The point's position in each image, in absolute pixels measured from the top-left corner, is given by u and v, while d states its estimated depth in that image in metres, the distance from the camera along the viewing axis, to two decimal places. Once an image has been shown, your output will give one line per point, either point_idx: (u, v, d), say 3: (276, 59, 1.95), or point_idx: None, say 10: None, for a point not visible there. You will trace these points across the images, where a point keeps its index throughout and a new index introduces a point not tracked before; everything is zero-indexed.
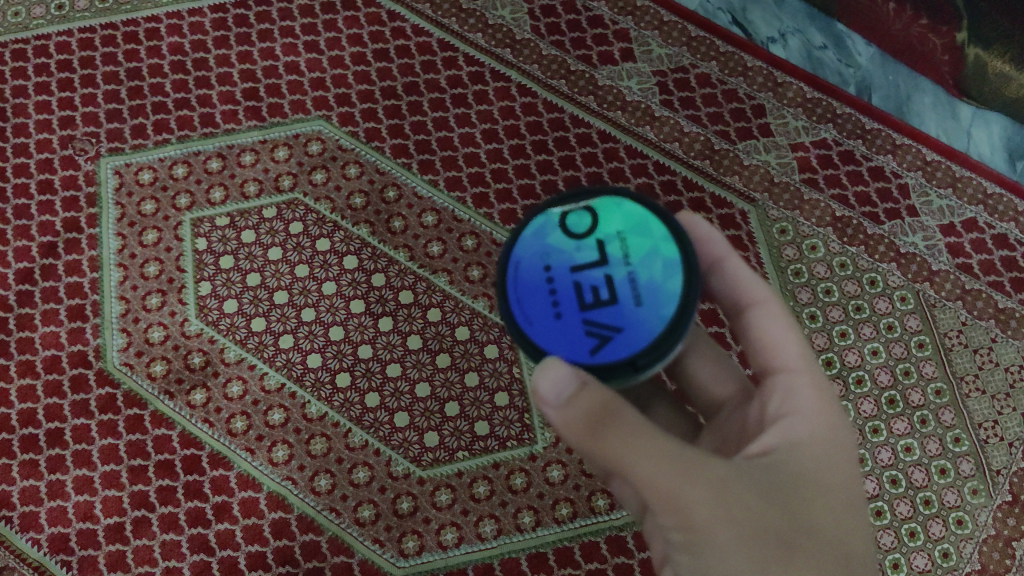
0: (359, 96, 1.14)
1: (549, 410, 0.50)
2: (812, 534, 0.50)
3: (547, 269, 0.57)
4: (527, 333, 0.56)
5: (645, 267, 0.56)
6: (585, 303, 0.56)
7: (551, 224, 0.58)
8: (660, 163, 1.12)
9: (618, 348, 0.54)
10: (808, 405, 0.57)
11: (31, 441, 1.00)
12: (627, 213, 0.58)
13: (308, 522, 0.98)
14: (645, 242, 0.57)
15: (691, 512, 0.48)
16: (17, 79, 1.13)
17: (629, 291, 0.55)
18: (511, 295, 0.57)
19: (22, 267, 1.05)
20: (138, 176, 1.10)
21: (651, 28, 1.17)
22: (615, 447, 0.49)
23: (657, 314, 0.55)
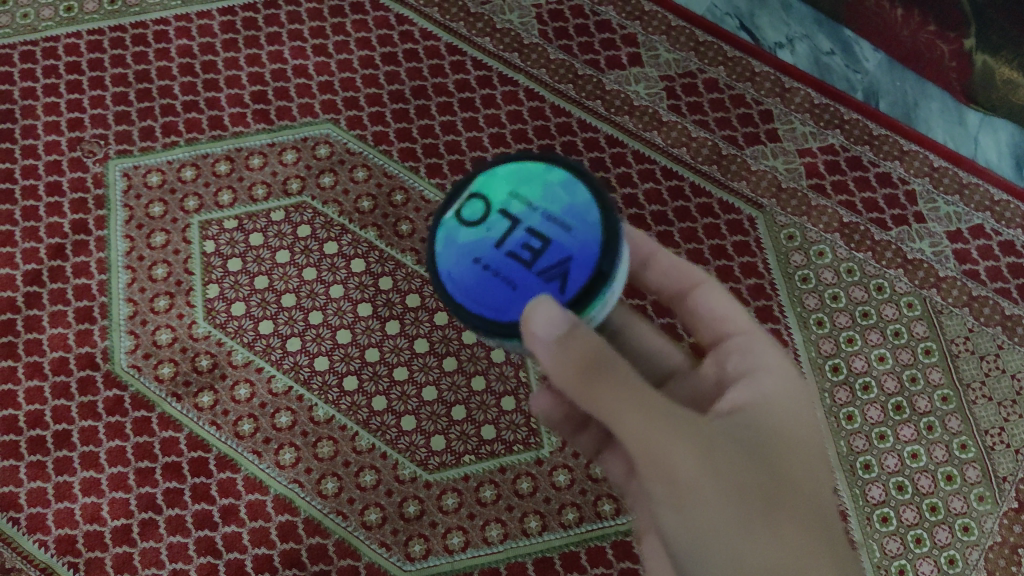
0: (367, 99, 1.14)
1: (536, 348, 0.49)
2: (793, 483, 0.52)
3: (478, 263, 0.53)
4: (504, 323, 0.52)
5: (551, 200, 0.54)
6: (528, 262, 0.52)
7: (450, 227, 0.55)
8: (667, 168, 1.12)
9: (581, 273, 0.52)
10: (775, 365, 0.59)
11: (39, 443, 1.00)
12: (504, 173, 0.55)
13: (314, 525, 0.98)
14: (536, 182, 0.54)
15: (676, 469, 0.49)
16: (26, 81, 1.14)
17: (556, 226, 0.53)
18: (471, 307, 0.53)
19: (30, 268, 1.06)
20: (146, 178, 1.10)
21: (658, 33, 1.18)
22: (609, 403, 0.49)
23: (589, 225, 0.53)
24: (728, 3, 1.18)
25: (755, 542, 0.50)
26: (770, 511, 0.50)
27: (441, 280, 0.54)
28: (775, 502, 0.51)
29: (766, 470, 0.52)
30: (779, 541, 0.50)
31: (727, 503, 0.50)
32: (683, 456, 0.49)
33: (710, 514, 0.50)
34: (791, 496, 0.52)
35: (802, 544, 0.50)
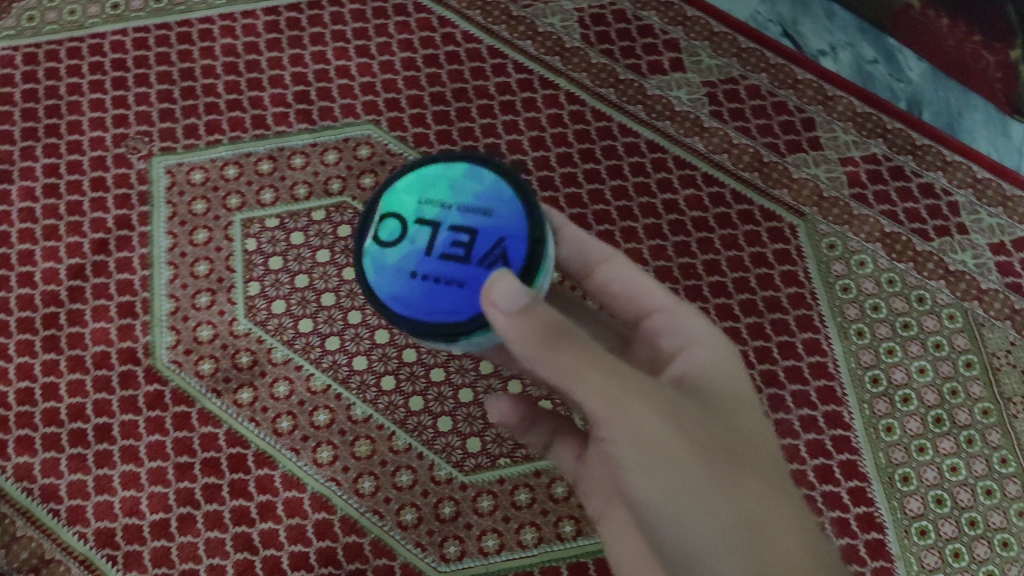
0: (409, 101, 1.15)
1: (500, 325, 0.53)
2: (731, 436, 0.60)
3: (417, 275, 0.59)
4: (465, 318, 0.58)
5: (462, 194, 0.60)
6: (463, 256, 0.58)
7: (377, 252, 0.60)
8: (708, 174, 1.12)
9: (516, 245, 0.58)
10: (700, 332, 0.67)
11: (79, 436, 1.00)
12: (408, 188, 0.61)
13: (351, 523, 0.99)
14: (442, 183, 0.61)
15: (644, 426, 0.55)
16: (72, 76, 1.15)
17: (477, 215, 0.59)
18: (425, 317, 0.58)
19: (73, 263, 1.07)
20: (189, 175, 1.11)
21: (701, 38, 1.17)
22: (575, 369, 0.53)
23: (505, 202, 0.59)
24: (771, 10, 1.18)
25: (722, 494, 0.56)
26: (729, 467, 0.57)
27: (387, 305, 0.59)
28: (728, 458, 0.58)
29: (710, 430, 0.59)
30: (735, 489, 0.57)
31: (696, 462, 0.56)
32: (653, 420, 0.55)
33: (682, 473, 0.56)
34: (734, 446, 0.59)
35: (757, 491, 0.58)
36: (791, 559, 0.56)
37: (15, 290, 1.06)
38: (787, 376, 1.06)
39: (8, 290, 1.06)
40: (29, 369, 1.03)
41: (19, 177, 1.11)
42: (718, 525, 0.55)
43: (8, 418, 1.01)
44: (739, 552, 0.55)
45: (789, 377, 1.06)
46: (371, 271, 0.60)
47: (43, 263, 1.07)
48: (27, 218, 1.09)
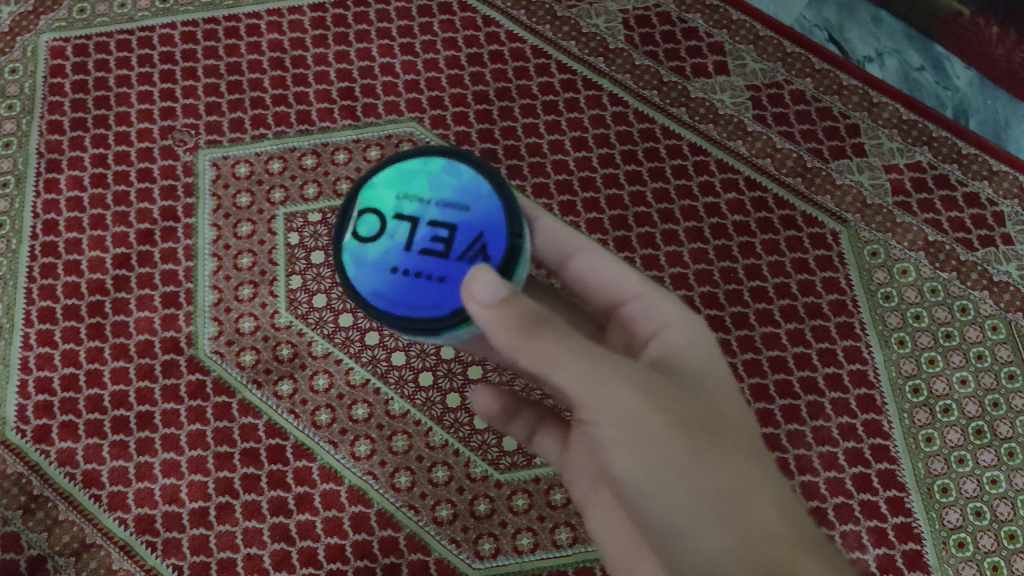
0: (452, 100, 1.15)
1: (481, 319, 0.51)
2: (714, 418, 0.57)
3: (397, 271, 0.57)
4: (447, 314, 0.56)
5: (440, 189, 0.58)
6: (444, 252, 0.57)
7: (356, 249, 0.58)
8: (751, 178, 1.11)
9: (496, 241, 0.57)
10: (675, 314, 0.66)
11: (122, 423, 1.02)
12: (386, 183, 0.59)
13: (387, 517, 0.99)
14: (419, 177, 0.59)
15: (624, 405, 0.52)
16: (121, 69, 1.16)
17: (456, 209, 0.57)
18: (405, 314, 0.56)
19: (119, 252, 1.08)
20: (234, 169, 1.12)
21: (746, 42, 1.17)
22: (551, 352, 0.50)
23: (484, 197, 0.58)
24: (817, 15, 1.17)
25: (711, 470, 0.53)
26: (713, 443, 0.54)
27: (367, 302, 0.57)
28: (712, 434, 0.55)
29: (693, 408, 0.56)
30: (723, 467, 0.54)
31: (678, 438, 0.53)
32: (628, 394, 0.52)
33: (666, 451, 0.52)
34: (718, 427, 0.56)
35: (744, 468, 0.55)
36: (784, 536, 0.52)
37: (62, 278, 1.07)
38: (826, 383, 1.05)
39: (54, 278, 1.07)
40: (73, 356, 1.04)
41: (67, 167, 1.12)
42: (704, 503, 0.52)
43: (53, 403, 1.03)
44: (726, 529, 0.51)
45: (829, 385, 1.05)
46: (351, 267, 0.58)
47: (89, 252, 1.08)
48: (74, 207, 1.10)
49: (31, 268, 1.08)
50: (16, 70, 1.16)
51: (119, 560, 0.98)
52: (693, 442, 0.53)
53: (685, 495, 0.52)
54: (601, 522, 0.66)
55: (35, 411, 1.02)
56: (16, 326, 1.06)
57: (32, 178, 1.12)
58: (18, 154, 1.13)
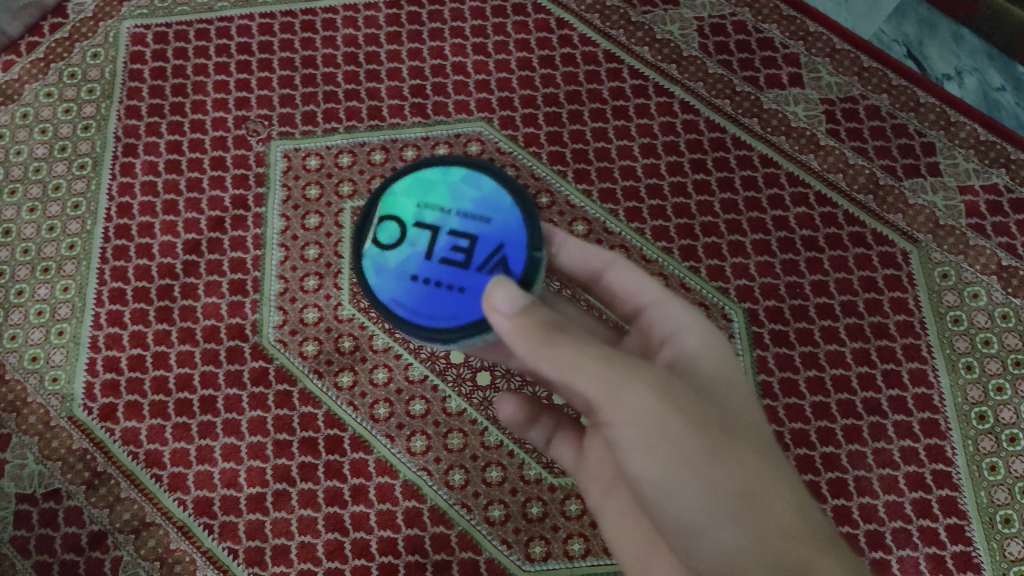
0: (522, 101, 1.16)
1: (503, 329, 0.53)
2: (730, 421, 0.57)
3: (418, 278, 0.61)
4: (465, 321, 0.60)
5: (461, 201, 0.62)
6: (464, 262, 0.61)
7: (376, 255, 0.62)
8: (821, 194, 1.10)
9: (515, 252, 0.61)
10: (693, 319, 0.65)
11: (185, 406, 1.03)
12: (407, 193, 0.63)
13: (439, 514, 1.00)
14: (440, 188, 0.63)
15: (643, 404, 0.51)
16: (199, 57, 1.18)
17: (476, 221, 0.62)
18: (424, 320, 0.60)
19: (190, 238, 1.10)
20: (305, 161, 1.13)
21: (822, 55, 1.15)
22: (569, 357, 0.51)
23: (503, 207, 0.62)
24: (896, 30, 1.16)
25: (725, 471, 0.52)
26: (729, 444, 0.54)
27: (387, 307, 0.61)
28: (728, 436, 0.55)
29: (709, 411, 0.56)
30: (739, 468, 0.53)
31: (694, 439, 0.52)
32: (646, 396, 0.52)
33: (683, 451, 0.52)
34: (734, 429, 0.56)
35: (759, 470, 0.54)
36: (800, 536, 0.51)
37: (133, 260, 1.10)
38: (889, 405, 1.03)
39: (127, 260, 1.10)
40: (141, 338, 1.06)
41: (143, 152, 1.15)
42: (722, 506, 0.51)
43: (119, 382, 1.05)
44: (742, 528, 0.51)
45: (892, 406, 1.03)
46: (371, 273, 0.62)
47: (161, 236, 1.10)
48: (148, 191, 1.13)
49: (104, 249, 1.10)
50: (98, 55, 1.19)
51: (176, 540, 1.00)
52: (710, 444, 0.53)
53: (703, 497, 0.52)
54: (616, 526, 0.66)
55: (102, 389, 1.05)
56: (87, 305, 1.08)
57: (108, 161, 1.15)
58: (96, 137, 1.16)
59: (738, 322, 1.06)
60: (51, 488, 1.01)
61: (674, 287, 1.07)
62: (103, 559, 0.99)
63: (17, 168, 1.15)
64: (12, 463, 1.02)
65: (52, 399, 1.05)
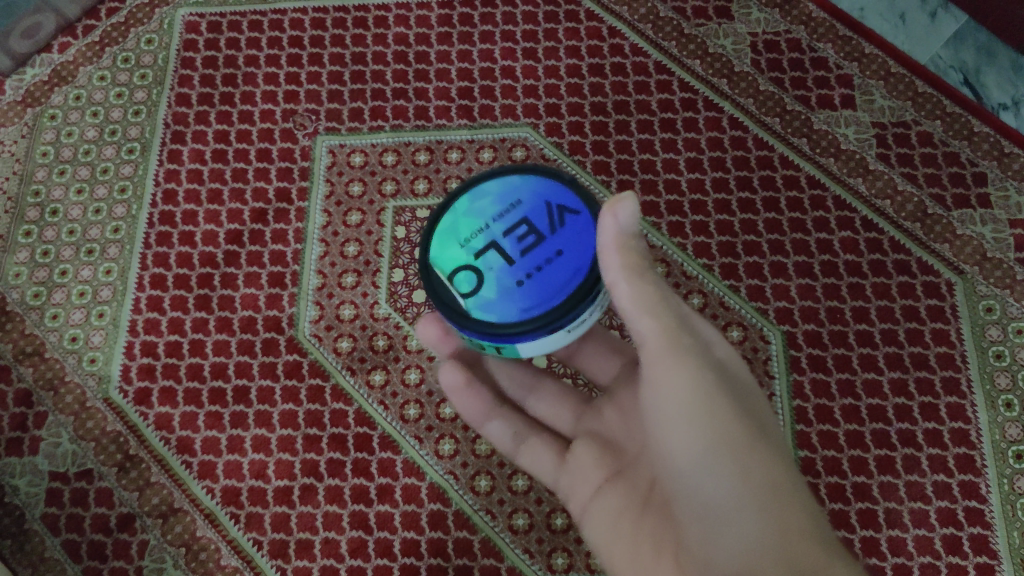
0: (569, 108, 1.15)
1: (609, 234, 0.61)
2: (767, 435, 0.63)
3: (523, 279, 0.64)
4: (587, 270, 0.64)
5: (488, 211, 0.67)
6: (539, 237, 0.66)
7: (474, 300, 0.65)
8: (867, 219, 1.09)
9: (560, 200, 0.67)
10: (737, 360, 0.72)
11: (218, 395, 1.04)
12: (445, 247, 0.67)
13: (463, 519, 1.00)
14: (467, 217, 0.67)
15: (694, 371, 0.60)
16: (251, 48, 1.19)
17: (511, 208, 0.67)
18: (557, 299, 0.64)
19: (232, 228, 1.11)
20: (350, 158, 1.14)
21: (877, 77, 1.14)
22: (646, 299, 0.61)
23: (519, 186, 0.67)
24: (954, 56, 1.15)
25: (757, 456, 0.58)
26: (767, 444, 0.60)
27: (525, 320, 0.63)
28: (764, 439, 0.61)
29: (752, 417, 0.63)
30: (769, 458, 0.58)
31: (734, 420, 0.59)
32: (703, 369, 0.60)
33: (721, 423, 0.58)
34: (771, 441, 0.62)
35: (788, 474, 0.59)
36: (807, 532, 0.54)
37: (176, 247, 1.11)
38: (925, 438, 1.01)
39: (169, 246, 1.11)
40: (179, 324, 1.07)
41: (191, 140, 1.15)
42: (750, 491, 0.56)
43: (155, 367, 1.06)
44: (754, 504, 0.55)
45: (928, 439, 1.01)
46: (485, 317, 0.64)
47: (204, 224, 1.11)
48: (194, 178, 1.14)
49: (148, 234, 1.12)
50: (152, 41, 1.20)
51: (203, 528, 1.00)
52: (749, 435, 0.59)
53: (737, 476, 0.57)
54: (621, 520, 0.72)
55: (139, 373, 1.06)
56: (128, 289, 1.09)
57: (157, 147, 1.16)
58: (146, 122, 1.17)
59: (776, 345, 1.05)
60: (83, 468, 1.02)
61: (712, 305, 1.06)
62: (130, 541, 1.00)
63: (67, 149, 1.16)
64: (47, 441, 1.04)
65: (89, 379, 1.06)
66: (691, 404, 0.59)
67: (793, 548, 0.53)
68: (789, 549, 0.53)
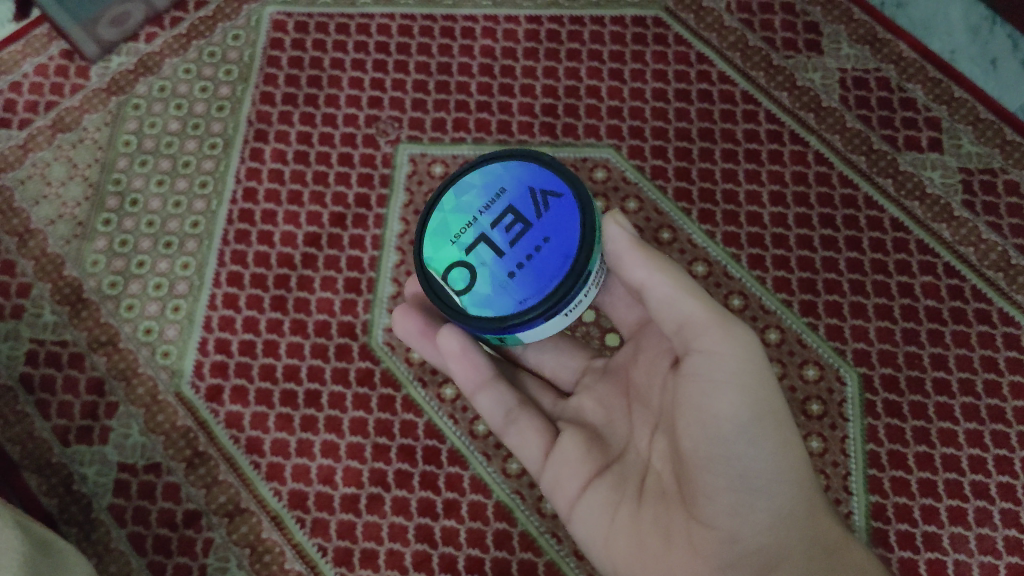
0: (652, 132, 1.15)
1: (621, 238, 0.73)
2: None
3: (515, 271, 0.71)
4: (573, 253, 0.71)
5: (473, 205, 0.74)
6: (527, 224, 0.72)
7: (473, 296, 0.72)
8: (950, 265, 1.08)
9: (541, 184, 0.74)
10: None
11: (290, 397, 1.04)
12: (435, 245, 0.74)
13: (529, 540, 1.00)
14: (454, 212, 0.74)
15: (748, 344, 0.68)
16: (336, 51, 1.19)
17: (496, 203, 0.74)
18: (552, 286, 0.70)
19: (311, 230, 1.11)
20: (431, 168, 1.14)
21: (965, 123, 1.13)
22: (684, 284, 0.71)
23: (500, 177, 0.75)
24: None
25: (788, 428, 0.70)
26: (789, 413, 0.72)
27: (522, 310, 0.70)
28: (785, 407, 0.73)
29: None
30: (792, 427, 0.71)
31: (776, 391, 0.69)
32: (756, 348, 0.69)
33: (767, 396, 0.68)
34: None
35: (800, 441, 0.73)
36: (813, 503, 0.72)
37: (254, 245, 1.11)
38: (999, 492, 1.00)
39: (247, 245, 1.11)
40: (254, 324, 1.07)
41: (273, 139, 1.16)
42: (784, 468, 0.69)
43: (228, 365, 1.06)
44: (785, 474, 0.69)
45: (1002, 494, 1.00)
46: (485, 310, 0.72)
47: (283, 225, 1.11)
48: (275, 178, 1.14)
49: (226, 231, 1.12)
50: (238, 37, 1.20)
51: (268, 529, 1.01)
52: (782, 405, 0.69)
53: (775, 452, 0.68)
54: (612, 499, 0.75)
55: (211, 370, 1.06)
56: (205, 284, 1.10)
57: (239, 144, 1.16)
58: (229, 118, 1.17)
59: (851, 387, 1.04)
60: (152, 461, 1.03)
61: (790, 341, 1.05)
62: (196, 538, 1.01)
63: (149, 140, 1.17)
64: (118, 431, 1.04)
65: (161, 373, 1.06)
66: (746, 380, 0.67)
67: (808, 527, 0.71)
68: (808, 526, 0.71)
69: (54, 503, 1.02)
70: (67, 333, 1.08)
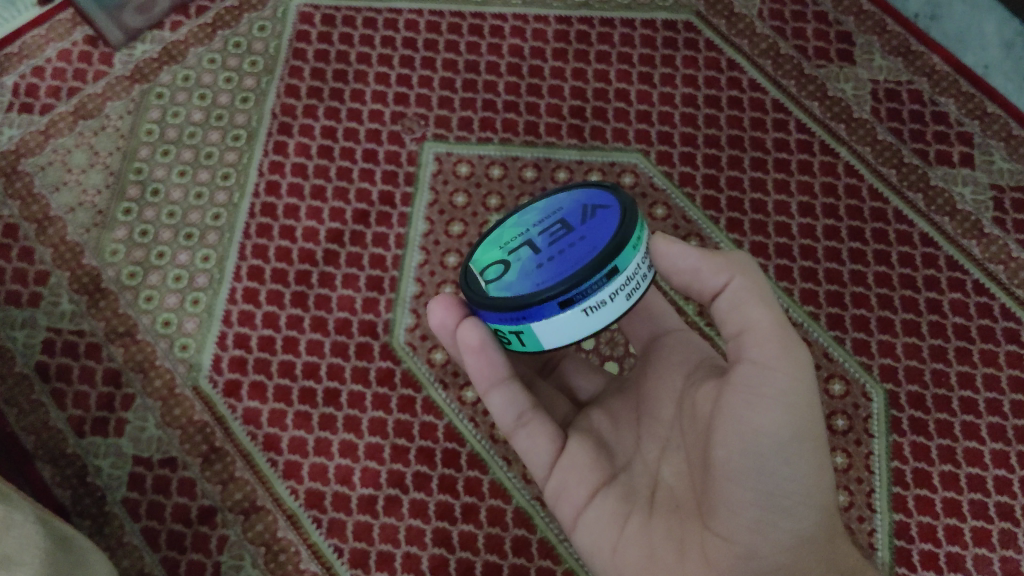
0: (681, 138, 1.13)
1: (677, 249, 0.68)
2: None
3: (543, 262, 0.68)
4: (602, 247, 0.66)
5: (528, 217, 0.72)
6: (569, 228, 0.69)
7: (499, 286, 0.69)
8: (979, 283, 1.07)
9: (595, 199, 0.71)
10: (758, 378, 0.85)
11: (309, 395, 1.03)
12: (483, 250, 0.73)
13: (547, 548, 0.99)
14: (509, 223, 0.73)
15: (804, 359, 0.65)
16: (363, 45, 1.18)
17: (548, 214, 0.71)
18: (571, 273, 0.66)
19: (333, 227, 1.10)
20: (456, 167, 1.13)
21: (997, 138, 1.12)
22: (758, 290, 0.66)
23: (561, 196, 0.73)
24: None
25: (823, 448, 0.67)
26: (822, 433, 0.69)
27: (536, 293, 0.66)
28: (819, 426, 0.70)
29: None
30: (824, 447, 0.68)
31: (819, 411, 0.66)
32: (811, 367, 0.65)
33: (812, 415, 0.65)
34: None
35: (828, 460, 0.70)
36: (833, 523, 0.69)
37: (275, 240, 1.09)
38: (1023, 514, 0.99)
39: (269, 239, 1.09)
40: (273, 320, 1.06)
41: (298, 133, 1.14)
42: (814, 490, 0.66)
43: (247, 360, 1.05)
44: (813, 496, 0.66)
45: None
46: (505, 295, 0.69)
47: (306, 220, 1.10)
48: (298, 173, 1.12)
49: (248, 225, 1.10)
50: (265, 28, 1.19)
51: (284, 529, 1.00)
52: (821, 426, 0.66)
53: (807, 473, 0.65)
54: (621, 509, 0.73)
55: (229, 364, 1.05)
56: (225, 278, 1.08)
57: (262, 137, 1.14)
58: (253, 110, 1.16)
59: (878, 403, 1.03)
60: (167, 455, 1.02)
61: (816, 354, 1.04)
62: (210, 535, 1.00)
63: (172, 130, 1.15)
64: (134, 424, 1.03)
65: (179, 366, 1.05)
66: (794, 398, 0.63)
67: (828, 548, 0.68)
68: (827, 549, 0.68)
69: (66, 495, 1.01)
70: (85, 323, 1.07)
